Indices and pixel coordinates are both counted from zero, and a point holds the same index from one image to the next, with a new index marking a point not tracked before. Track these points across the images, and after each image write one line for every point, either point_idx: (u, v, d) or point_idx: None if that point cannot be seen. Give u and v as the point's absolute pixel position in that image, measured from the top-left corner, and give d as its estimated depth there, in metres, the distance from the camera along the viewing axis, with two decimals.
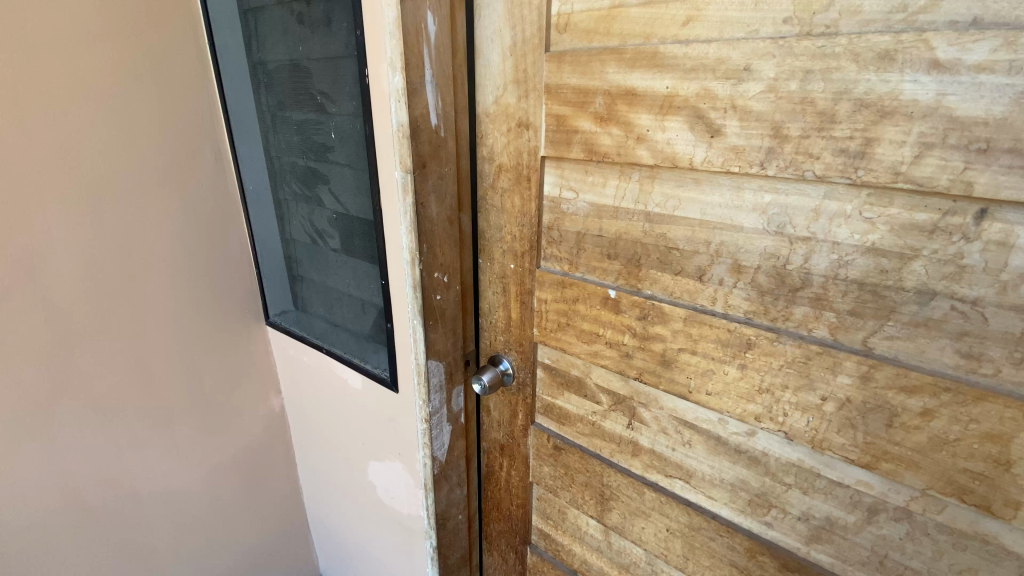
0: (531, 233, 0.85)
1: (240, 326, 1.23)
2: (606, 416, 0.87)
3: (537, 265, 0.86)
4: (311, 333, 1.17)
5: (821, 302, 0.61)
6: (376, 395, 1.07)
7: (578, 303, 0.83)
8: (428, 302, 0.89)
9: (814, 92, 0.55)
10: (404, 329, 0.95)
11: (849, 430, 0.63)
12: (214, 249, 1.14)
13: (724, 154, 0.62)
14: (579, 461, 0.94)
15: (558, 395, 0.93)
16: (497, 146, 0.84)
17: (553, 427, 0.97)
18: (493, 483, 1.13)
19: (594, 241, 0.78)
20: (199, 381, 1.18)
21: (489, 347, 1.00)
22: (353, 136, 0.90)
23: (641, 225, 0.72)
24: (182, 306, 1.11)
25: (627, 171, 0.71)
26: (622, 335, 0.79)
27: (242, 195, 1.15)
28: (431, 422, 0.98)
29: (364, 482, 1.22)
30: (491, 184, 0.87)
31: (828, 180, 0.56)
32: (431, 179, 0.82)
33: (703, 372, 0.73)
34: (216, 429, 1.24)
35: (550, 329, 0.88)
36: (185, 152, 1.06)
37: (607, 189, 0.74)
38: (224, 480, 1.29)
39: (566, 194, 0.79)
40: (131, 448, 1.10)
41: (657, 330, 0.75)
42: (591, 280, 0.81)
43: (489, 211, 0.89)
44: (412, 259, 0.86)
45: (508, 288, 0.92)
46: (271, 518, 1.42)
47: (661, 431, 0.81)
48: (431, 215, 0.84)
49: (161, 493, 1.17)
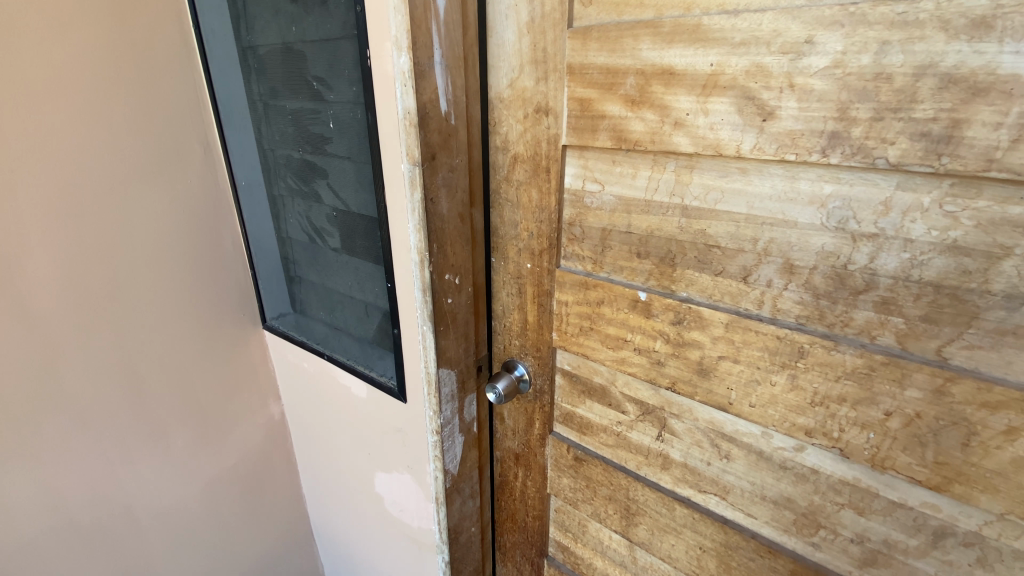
0: (550, 230, 0.78)
1: (235, 331, 1.15)
2: (633, 427, 0.81)
3: (557, 265, 0.79)
4: (311, 338, 1.10)
5: (888, 306, 0.54)
6: (382, 405, 0.99)
7: (602, 306, 0.76)
8: (439, 307, 0.81)
9: (892, 67, 0.48)
10: (412, 335, 0.87)
11: (917, 448, 0.57)
12: (206, 249, 1.06)
13: (778, 139, 0.55)
14: (603, 474, 0.88)
15: (580, 403, 0.86)
16: (512, 134, 0.76)
17: (573, 438, 0.90)
18: (508, 493, 1.07)
19: (622, 238, 0.71)
20: (193, 391, 1.11)
21: (503, 352, 0.93)
22: (353, 125, 0.82)
23: (676, 221, 0.65)
24: (173, 312, 1.04)
25: (661, 160, 0.64)
26: (654, 341, 0.73)
27: (234, 191, 1.07)
28: (443, 434, 0.91)
29: (370, 494, 1.15)
30: (506, 176, 0.79)
31: (904, 169, 0.50)
32: (441, 171, 0.74)
33: (746, 384, 0.66)
34: (213, 440, 1.17)
35: (571, 334, 0.81)
36: (171, 144, 0.97)
37: (637, 180, 0.67)
38: (224, 493, 1.22)
39: (590, 186, 0.72)
40: (124, 465, 1.03)
41: (693, 336, 0.68)
42: (617, 281, 0.74)
43: (503, 207, 0.82)
44: (421, 260, 0.78)
45: (524, 289, 0.85)
46: (272, 529, 1.36)
47: (695, 444, 0.75)
48: (442, 211, 0.76)
49: (157, 510, 1.10)
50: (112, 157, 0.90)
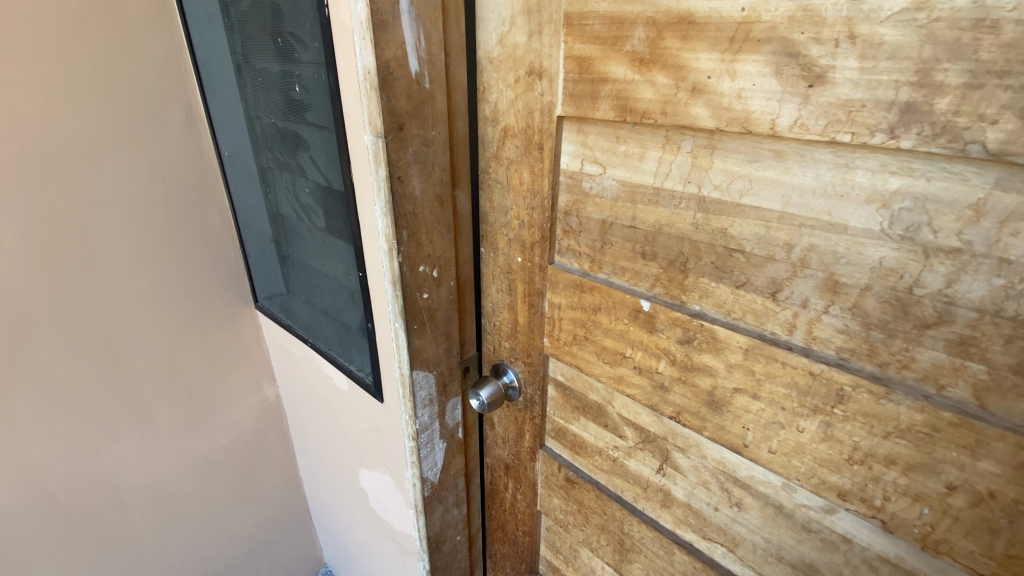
0: (543, 220, 0.65)
1: (223, 309, 1.12)
2: (631, 454, 0.69)
3: (550, 261, 0.67)
4: (298, 323, 1.03)
5: (965, 347, 0.40)
6: (362, 403, 0.92)
7: (599, 313, 0.64)
8: (412, 302, 0.71)
9: (1002, 9, 0.33)
10: (385, 330, 0.77)
11: (986, 536, 0.43)
12: (189, 224, 1.02)
13: (829, 113, 0.41)
14: (596, 501, 0.77)
15: (573, 420, 0.75)
16: (502, 102, 0.64)
17: (566, 456, 0.79)
18: (498, 504, 0.98)
19: (625, 234, 0.58)
20: (178, 370, 1.09)
21: (492, 353, 0.82)
22: (321, 89, 0.72)
23: (691, 216, 0.52)
24: (155, 288, 1.01)
25: (675, 137, 0.51)
26: (657, 360, 0.60)
27: (219, 161, 1.02)
28: (419, 440, 0.82)
29: (356, 489, 1.09)
30: (495, 153, 0.67)
31: (1007, 161, 0.35)
32: (412, 145, 0.63)
33: (766, 425, 0.53)
34: (201, 420, 1.15)
35: (564, 343, 0.70)
36: (150, 113, 0.93)
37: (644, 163, 0.54)
38: (215, 473, 1.21)
39: (589, 169, 0.59)
40: (104, 440, 1.03)
41: (704, 360, 0.55)
42: (618, 284, 0.61)
43: (492, 189, 0.70)
44: (389, 249, 0.67)
45: (514, 286, 0.73)
46: (266, 510, 1.34)
47: (701, 485, 0.63)
48: (413, 192, 0.65)
49: (142, 487, 1.10)
50: (84, 127, 0.86)
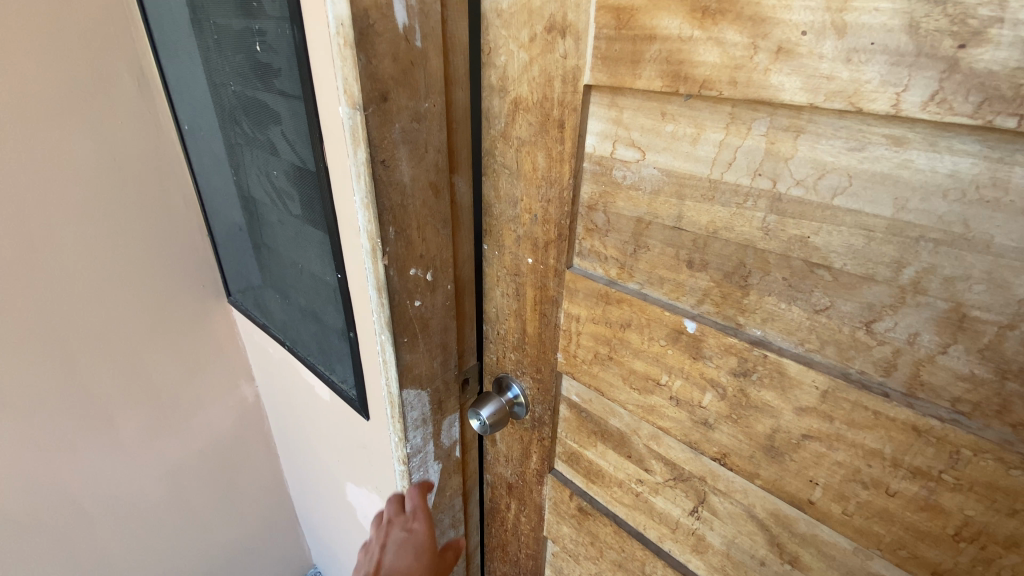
0: (560, 216, 0.53)
1: (192, 304, 1.01)
2: (659, 491, 0.59)
3: (568, 265, 0.55)
4: (275, 321, 0.92)
5: None
6: (347, 417, 0.81)
7: (628, 331, 0.52)
8: (401, 312, 0.59)
9: None
10: (370, 341, 0.66)
11: None
12: (149, 209, 0.90)
13: (983, 86, 0.29)
14: (612, 536, 0.67)
15: (589, 446, 0.65)
16: (512, 66, 0.51)
17: (579, 484, 0.69)
18: (498, 524, 0.88)
19: (666, 237, 0.47)
20: (143, 372, 0.98)
21: (495, 364, 0.71)
22: (286, 48, 0.58)
23: (759, 219, 0.40)
24: (111, 282, 0.89)
25: (745, 115, 0.38)
26: (701, 392, 0.49)
27: (180, 137, 0.89)
28: (411, 464, 0.71)
29: (341, 501, 0.99)
30: (502, 130, 0.55)
31: None
32: (400, 120, 0.51)
33: (842, 482, 0.42)
34: (171, 425, 1.05)
35: (582, 360, 0.59)
36: (95, 77, 0.79)
37: (699, 149, 0.42)
38: (190, 480, 1.12)
39: (623, 153, 0.47)
40: (61, 451, 0.92)
41: (764, 397, 0.44)
42: (654, 298, 0.49)
43: (498, 175, 0.57)
44: (372, 249, 0.55)
45: (522, 291, 0.62)
46: (248, 517, 1.25)
47: (746, 535, 0.53)
48: (401, 180, 0.53)
49: (107, 499, 1.01)
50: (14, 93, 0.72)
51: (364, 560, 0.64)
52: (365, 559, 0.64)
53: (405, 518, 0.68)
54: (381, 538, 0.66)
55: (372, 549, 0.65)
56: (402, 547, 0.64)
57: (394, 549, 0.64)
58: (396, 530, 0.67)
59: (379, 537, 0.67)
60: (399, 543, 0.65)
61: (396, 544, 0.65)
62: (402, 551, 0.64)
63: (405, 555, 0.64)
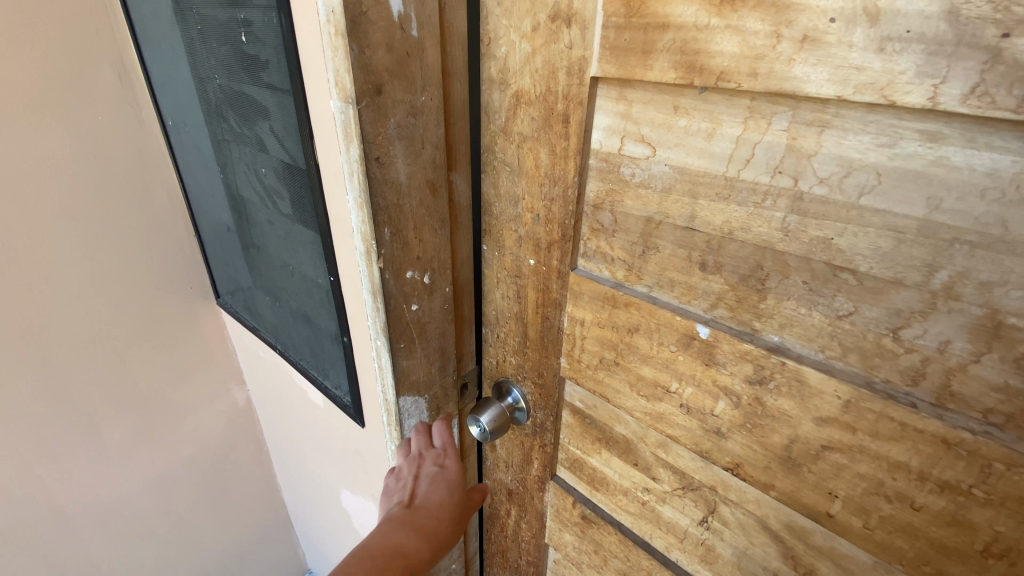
0: (564, 215, 0.51)
1: (179, 307, 0.98)
2: (667, 500, 0.57)
3: (572, 266, 0.53)
4: (265, 324, 0.89)
5: None
6: (341, 422, 0.79)
7: (636, 336, 0.50)
8: (397, 316, 0.57)
9: None
10: (364, 346, 0.63)
11: None
12: (133, 210, 0.87)
13: None
14: (617, 545, 0.65)
15: (593, 453, 0.63)
16: (514, 57, 0.48)
17: (582, 491, 0.67)
18: (498, 530, 0.86)
19: (677, 238, 0.44)
20: (128, 378, 0.96)
21: (495, 369, 0.69)
22: (273, 39, 0.55)
23: (778, 220, 0.38)
24: (95, 286, 0.86)
25: (766, 109, 0.36)
26: (713, 400, 0.47)
27: (164, 133, 0.85)
28: None
29: (336, 507, 0.96)
30: (503, 125, 0.52)
31: None
32: (395, 115, 0.48)
33: (863, 495, 0.40)
34: (159, 431, 1.03)
35: (586, 365, 0.56)
36: (73, 72, 0.75)
37: (715, 145, 0.39)
38: (179, 486, 1.10)
39: (632, 149, 0.44)
40: (43, 460, 0.90)
41: (781, 406, 0.42)
42: (664, 301, 0.47)
43: (498, 172, 0.55)
44: (366, 251, 0.53)
45: (524, 293, 0.59)
46: (239, 521, 1.24)
47: (758, 546, 0.51)
48: (397, 178, 0.50)
49: (93, 507, 0.99)
50: None
51: (395, 486, 0.63)
52: (397, 486, 0.63)
53: (436, 452, 0.64)
54: (412, 468, 0.63)
55: (404, 477, 0.63)
56: (434, 482, 0.62)
57: (426, 481, 0.62)
58: (429, 465, 0.63)
59: (410, 465, 0.64)
60: (431, 477, 0.63)
61: (428, 478, 0.62)
62: (434, 487, 0.62)
63: (437, 490, 0.62)
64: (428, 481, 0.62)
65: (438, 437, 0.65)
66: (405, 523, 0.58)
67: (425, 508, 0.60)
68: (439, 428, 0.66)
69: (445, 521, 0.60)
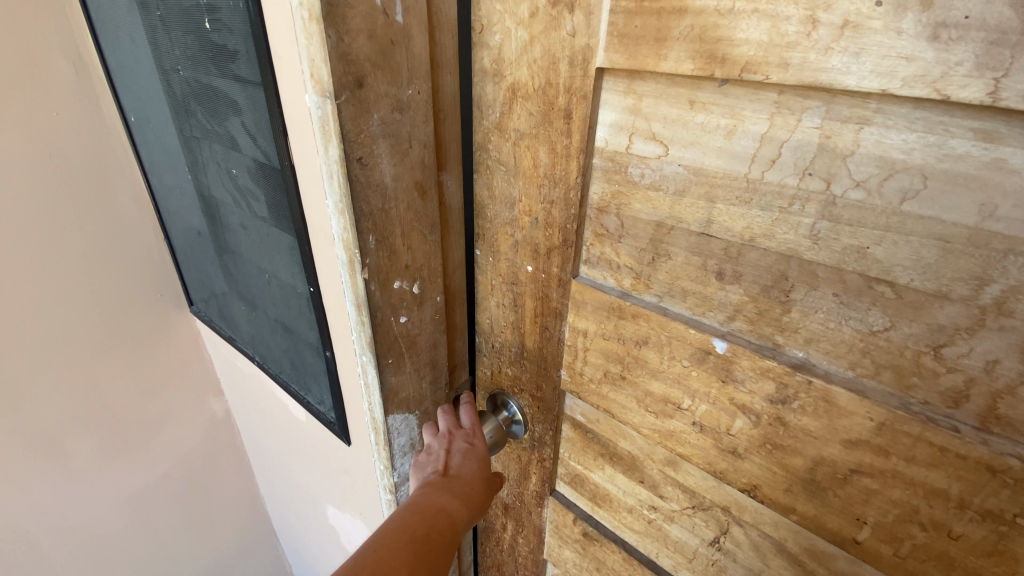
0: (565, 219, 0.47)
1: (149, 316, 0.93)
2: (675, 519, 0.54)
3: (574, 274, 0.49)
4: (242, 333, 0.84)
5: None
6: (325, 438, 0.74)
7: (645, 349, 0.46)
8: (384, 330, 0.52)
9: None
10: (349, 360, 0.59)
11: None
12: (96, 214, 0.81)
13: None
14: (621, 563, 0.62)
15: (595, 468, 0.59)
16: (510, 46, 0.44)
17: (583, 507, 0.64)
18: (493, 544, 0.82)
19: (692, 246, 0.40)
20: (96, 392, 0.90)
21: (489, 379, 0.65)
22: (242, 25, 0.50)
23: (806, 227, 0.35)
24: (54, 297, 0.80)
25: (796, 104, 0.32)
26: (730, 418, 0.43)
27: (126, 130, 0.79)
28: (399, 493, 0.65)
29: (322, 523, 0.92)
30: (498, 120, 0.48)
31: None
32: (379, 110, 0.43)
33: (895, 522, 0.38)
34: (131, 446, 0.98)
35: (589, 379, 0.53)
36: (23, 64, 0.69)
37: (736, 143, 0.35)
38: (154, 502, 1.05)
39: (640, 148, 0.40)
40: (5, 482, 0.85)
41: (806, 427, 0.39)
42: (675, 313, 0.44)
43: (492, 172, 0.51)
44: (349, 260, 0.48)
45: (521, 301, 0.55)
46: (220, 535, 1.19)
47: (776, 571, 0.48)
48: (382, 180, 0.46)
49: (61, 526, 0.94)
50: None
51: (425, 463, 0.57)
52: (427, 461, 0.57)
53: (466, 431, 0.59)
54: (442, 444, 0.58)
55: (433, 452, 0.57)
56: (468, 456, 0.56)
57: (459, 456, 0.56)
58: (460, 441, 0.58)
59: (439, 442, 0.58)
60: (463, 452, 0.57)
61: (460, 452, 0.57)
62: (468, 460, 0.56)
63: (471, 465, 0.55)
64: (460, 454, 0.56)
65: (466, 418, 0.60)
66: (444, 488, 0.53)
67: (461, 479, 0.54)
68: (467, 410, 0.61)
69: (482, 493, 0.55)
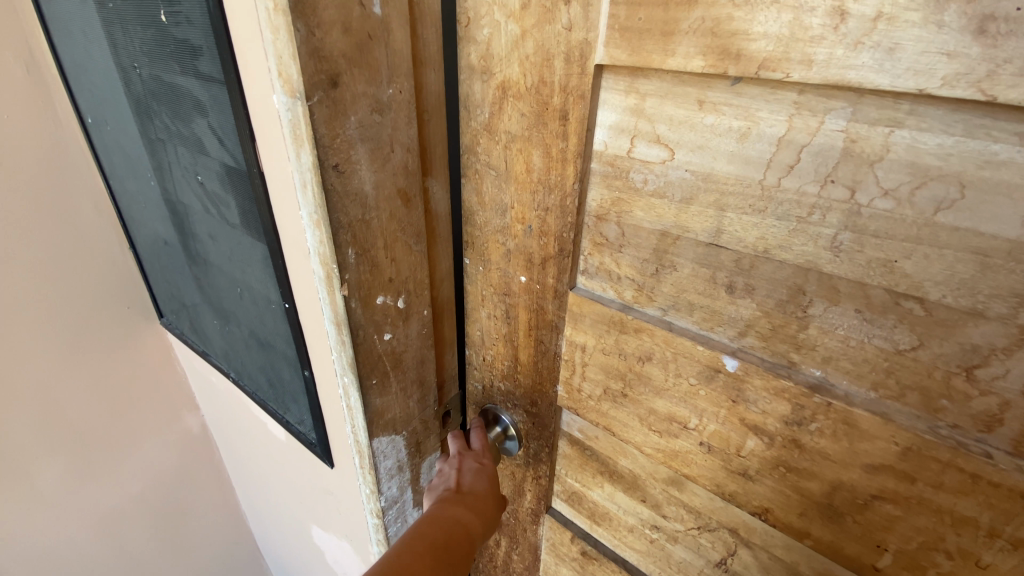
0: (562, 228, 0.44)
1: (117, 330, 0.87)
2: (678, 539, 0.51)
3: (570, 286, 0.46)
4: (216, 347, 0.79)
5: None
6: (308, 457, 0.70)
7: (649, 366, 0.43)
8: (368, 348, 0.49)
9: None
10: (330, 379, 0.55)
11: None
12: (55, 223, 0.75)
13: None
14: None
15: (594, 486, 0.56)
16: (500, 39, 0.40)
17: (581, 524, 0.61)
18: (486, 561, 0.79)
19: (699, 257, 0.37)
20: (62, 412, 0.85)
21: (480, 394, 0.61)
22: (202, 18, 0.45)
23: (828, 237, 0.32)
24: (11, 312, 0.75)
25: (818, 104, 0.29)
26: (740, 439, 0.41)
27: (84, 131, 0.73)
28: (387, 517, 0.61)
29: (306, 541, 0.88)
30: (487, 121, 0.44)
31: None
32: (357, 111, 0.39)
33: (918, 549, 0.35)
34: (101, 466, 0.93)
35: (587, 395, 0.50)
36: None
37: (751, 147, 0.32)
38: (129, 523, 1.00)
39: (643, 151, 0.37)
40: None
41: (823, 450, 0.37)
42: (681, 328, 0.41)
43: (481, 176, 0.47)
44: (327, 276, 0.44)
45: (513, 313, 0.52)
46: (200, 554, 1.14)
47: None
48: (362, 188, 0.42)
49: (29, 554, 0.88)
50: None
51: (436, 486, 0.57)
52: (438, 481, 0.56)
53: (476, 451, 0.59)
54: (452, 465, 0.58)
55: (444, 474, 0.57)
56: (479, 474, 0.56)
57: (470, 474, 0.56)
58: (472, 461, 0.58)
59: (449, 463, 0.58)
60: (474, 471, 0.57)
61: (472, 471, 0.57)
62: (479, 478, 0.56)
63: (483, 483, 0.55)
64: (471, 472, 0.56)
65: (476, 439, 0.60)
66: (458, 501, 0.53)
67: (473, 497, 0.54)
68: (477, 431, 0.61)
69: (494, 510, 0.55)
